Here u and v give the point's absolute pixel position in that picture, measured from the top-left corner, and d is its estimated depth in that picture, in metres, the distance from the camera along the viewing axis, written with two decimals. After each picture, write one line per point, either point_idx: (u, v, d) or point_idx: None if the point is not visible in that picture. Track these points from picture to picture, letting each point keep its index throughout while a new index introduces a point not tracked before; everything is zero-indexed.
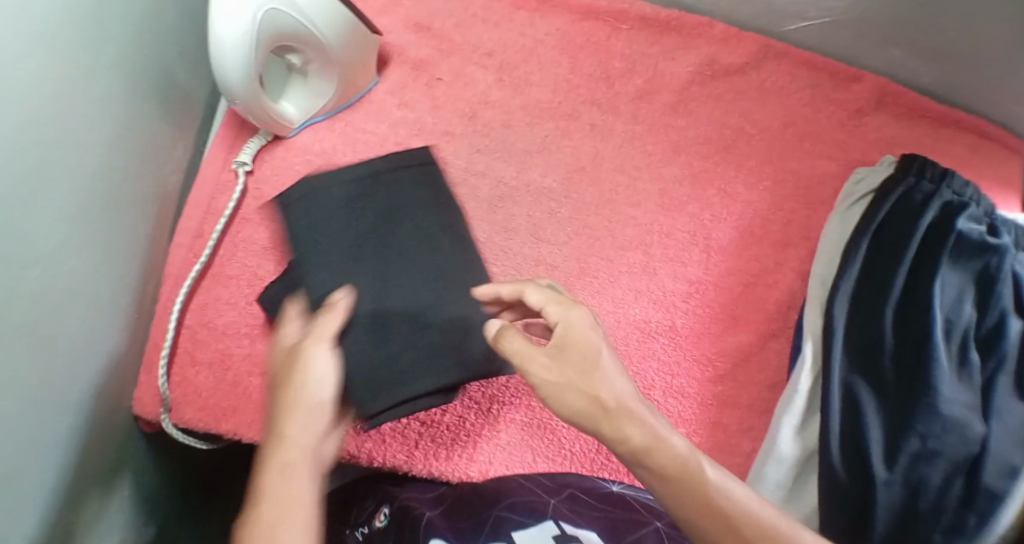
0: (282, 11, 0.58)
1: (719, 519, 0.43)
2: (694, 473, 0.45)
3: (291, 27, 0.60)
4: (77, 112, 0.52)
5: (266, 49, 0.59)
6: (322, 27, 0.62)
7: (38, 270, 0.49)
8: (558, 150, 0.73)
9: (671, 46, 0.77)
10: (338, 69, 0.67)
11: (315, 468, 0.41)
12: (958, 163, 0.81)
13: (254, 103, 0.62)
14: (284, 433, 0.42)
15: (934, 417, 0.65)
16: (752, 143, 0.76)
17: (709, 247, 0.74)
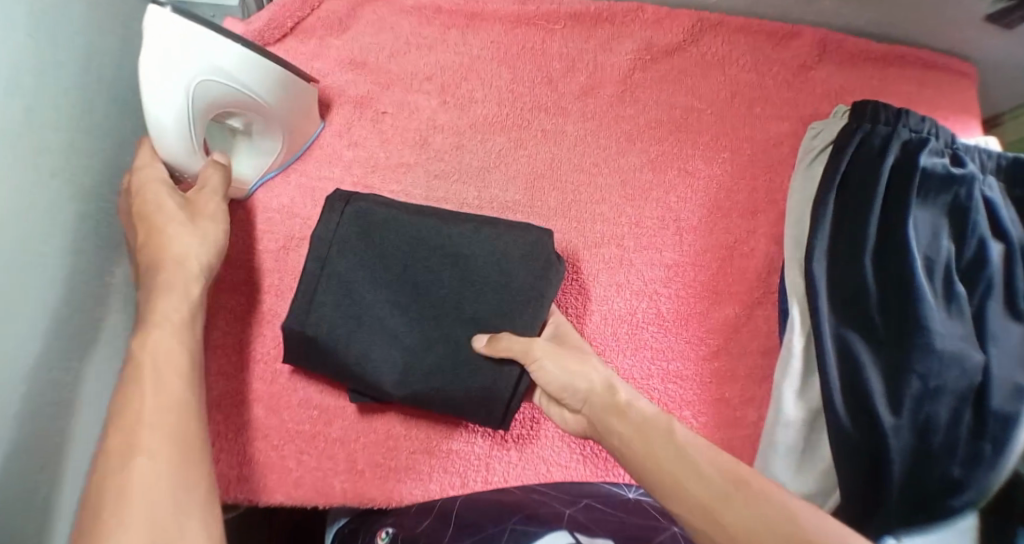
0: (213, 80, 0.58)
1: (680, 452, 0.47)
2: (668, 424, 0.50)
3: (225, 94, 0.59)
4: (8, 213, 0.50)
5: (204, 117, 0.60)
6: (262, 88, 0.61)
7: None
8: (514, 161, 0.73)
9: (607, 38, 0.77)
10: (282, 124, 0.66)
11: (175, 319, 0.52)
12: (909, 99, 0.82)
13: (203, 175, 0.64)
14: (146, 320, 0.51)
15: (930, 355, 0.66)
16: (703, 118, 0.77)
17: (681, 228, 0.74)
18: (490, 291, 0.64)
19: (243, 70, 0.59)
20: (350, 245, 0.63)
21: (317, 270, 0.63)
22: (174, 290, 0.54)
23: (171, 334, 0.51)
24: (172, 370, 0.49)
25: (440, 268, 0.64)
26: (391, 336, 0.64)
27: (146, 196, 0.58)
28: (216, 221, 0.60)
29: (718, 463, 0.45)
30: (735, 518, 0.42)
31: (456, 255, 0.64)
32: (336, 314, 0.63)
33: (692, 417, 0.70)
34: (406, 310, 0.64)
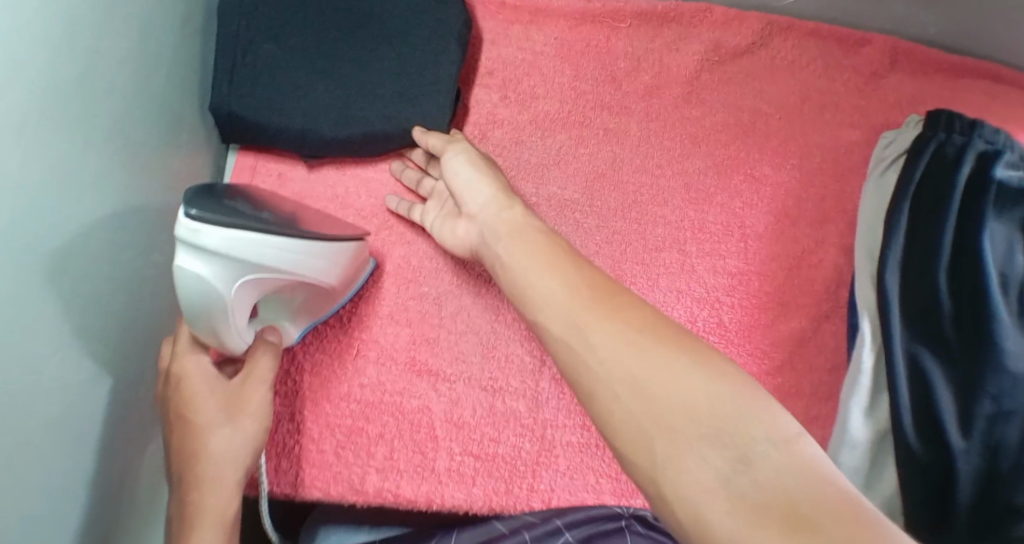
0: (248, 285, 0.50)
1: (568, 276, 0.45)
2: (557, 247, 0.49)
3: (262, 277, 0.51)
4: (82, 182, 0.48)
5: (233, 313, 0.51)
6: (303, 269, 0.53)
7: (61, 356, 0.46)
8: (575, 159, 0.71)
9: (674, 38, 0.74)
10: (325, 268, 0.57)
11: (226, 494, 0.50)
12: (985, 111, 0.79)
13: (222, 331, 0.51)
14: (187, 526, 0.48)
15: (1003, 373, 0.61)
16: (771, 123, 0.74)
17: (746, 235, 0.71)
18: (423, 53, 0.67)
19: (277, 258, 0.50)
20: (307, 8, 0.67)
21: (266, 50, 0.65)
22: (216, 495, 0.50)
23: (219, 529, 0.49)
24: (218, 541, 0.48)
25: (366, 28, 0.67)
26: (297, 113, 0.65)
27: (186, 392, 0.51)
28: (258, 423, 0.54)
29: (597, 287, 0.43)
30: (607, 337, 0.39)
31: (418, 27, 0.67)
32: (262, 82, 0.65)
33: None
34: (346, 80, 0.66)
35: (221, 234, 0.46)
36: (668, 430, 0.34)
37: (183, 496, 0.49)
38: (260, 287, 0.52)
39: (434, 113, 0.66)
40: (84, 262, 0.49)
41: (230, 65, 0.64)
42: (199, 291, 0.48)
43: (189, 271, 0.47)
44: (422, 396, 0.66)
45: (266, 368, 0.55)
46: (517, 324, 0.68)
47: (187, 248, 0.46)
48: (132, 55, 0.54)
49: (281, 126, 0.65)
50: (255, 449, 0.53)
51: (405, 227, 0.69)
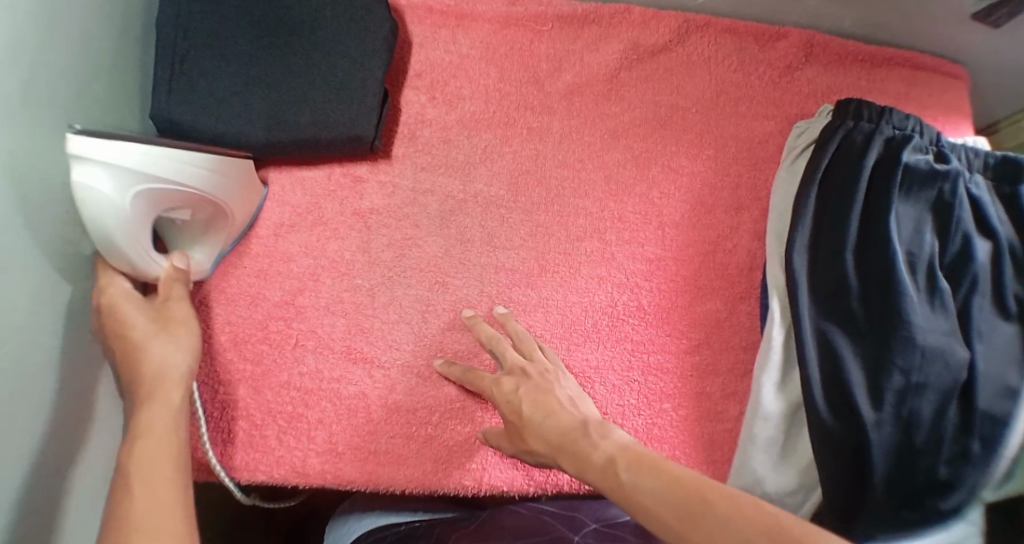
0: (149, 188, 0.59)
1: (655, 479, 0.52)
2: (618, 459, 0.55)
3: (156, 186, 0.59)
4: (27, 187, 0.53)
5: (139, 213, 0.59)
6: (188, 179, 0.62)
7: (13, 347, 0.52)
8: (500, 157, 0.75)
9: (594, 39, 0.78)
10: (219, 186, 0.66)
11: (174, 386, 0.56)
12: (897, 100, 0.83)
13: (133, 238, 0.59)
14: (139, 414, 0.54)
15: (913, 349, 0.66)
16: (688, 116, 0.78)
17: (663, 224, 0.75)
18: (349, 57, 0.72)
19: (158, 167, 0.59)
20: (242, 15, 0.70)
21: (206, 56, 0.69)
22: (162, 386, 0.56)
23: (167, 412, 0.54)
24: (173, 423, 0.54)
25: (296, 34, 0.71)
26: (239, 118, 0.69)
27: (117, 316, 0.58)
28: (188, 325, 0.61)
29: (685, 488, 0.50)
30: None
31: (343, 35, 0.72)
32: (199, 87, 0.69)
33: (673, 409, 0.71)
34: (280, 84, 0.70)
35: (101, 144, 0.54)
36: None
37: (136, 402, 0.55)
38: (158, 196, 0.60)
39: (364, 116, 0.71)
40: (27, 260, 0.54)
41: (170, 72, 0.68)
42: (99, 199, 0.56)
43: (85, 181, 0.55)
44: (358, 383, 0.70)
45: (179, 289, 0.64)
46: (447, 313, 0.72)
47: (83, 164, 0.54)
48: (73, 73, 0.59)
49: (222, 130, 0.69)
50: (189, 347, 0.59)
51: (339, 222, 0.73)
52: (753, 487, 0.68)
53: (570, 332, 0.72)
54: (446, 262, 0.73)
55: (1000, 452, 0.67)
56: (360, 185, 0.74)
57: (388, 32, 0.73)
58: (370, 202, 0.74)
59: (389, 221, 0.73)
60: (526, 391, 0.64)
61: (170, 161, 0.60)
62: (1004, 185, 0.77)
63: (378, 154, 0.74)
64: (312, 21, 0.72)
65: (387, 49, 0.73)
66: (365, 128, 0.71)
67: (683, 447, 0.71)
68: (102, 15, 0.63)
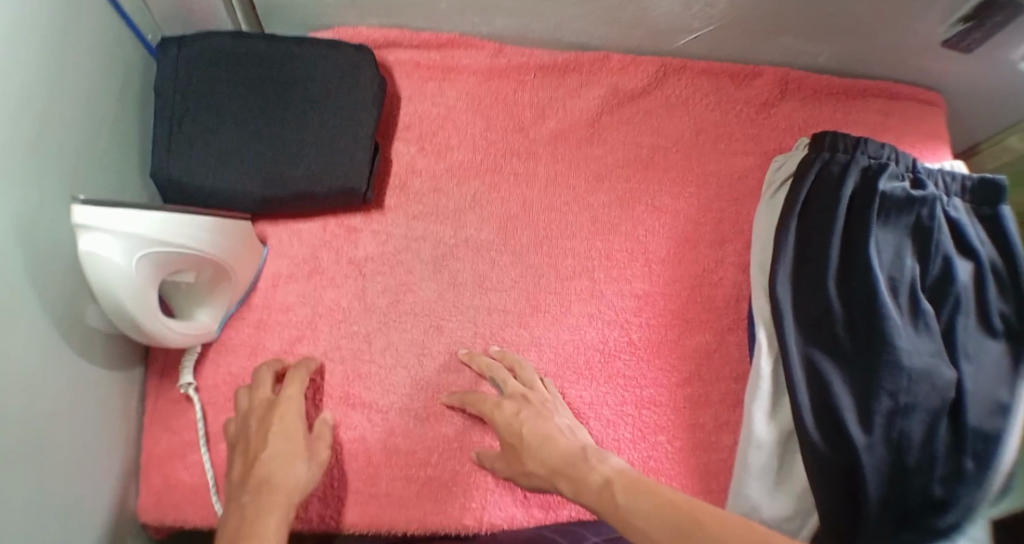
0: (158, 252, 0.62)
1: (648, 500, 0.51)
2: (614, 481, 0.55)
3: (165, 251, 0.63)
4: (36, 246, 0.56)
5: (149, 278, 0.62)
6: (189, 240, 0.64)
7: (18, 401, 0.54)
8: (489, 203, 0.78)
9: (576, 86, 0.82)
10: (223, 246, 0.69)
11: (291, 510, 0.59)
12: (874, 130, 0.86)
13: (143, 304, 0.62)
14: (253, 520, 0.57)
15: (900, 372, 0.68)
16: (668, 156, 0.81)
17: (649, 260, 0.77)
18: (340, 112, 0.75)
19: (169, 233, 0.62)
20: (236, 76, 0.74)
21: (202, 118, 0.73)
22: (281, 500, 0.59)
23: (278, 524, 0.57)
24: (275, 537, 0.56)
25: (289, 93, 0.75)
26: (235, 174, 0.73)
27: (275, 433, 0.64)
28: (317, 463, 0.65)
29: (678, 508, 0.49)
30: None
31: (332, 92, 0.76)
32: (197, 147, 0.72)
33: (667, 441, 0.72)
34: (274, 141, 0.74)
35: (111, 214, 0.58)
36: None
37: (247, 513, 0.57)
38: (166, 260, 0.64)
39: (355, 168, 0.74)
40: (36, 315, 0.57)
41: (170, 134, 0.72)
42: (110, 267, 0.59)
43: (97, 250, 0.58)
44: (357, 427, 0.72)
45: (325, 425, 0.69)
46: (442, 355, 0.74)
47: (96, 234, 0.58)
48: (75, 137, 0.63)
49: (220, 187, 0.72)
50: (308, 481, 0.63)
51: (335, 271, 0.76)
52: (751, 514, 0.69)
53: (563, 370, 0.73)
54: (440, 305, 0.75)
55: (994, 468, 0.68)
56: (354, 235, 0.77)
57: (377, 87, 0.77)
58: (365, 251, 0.76)
59: (383, 268, 0.76)
60: (527, 415, 0.66)
61: (178, 227, 0.63)
62: (983, 206, 0.78)
63: (372, 204, 0.77)
64: (305, 82, 0.76)
65: (377, 103, 0.77)
66: (355, 178, 0.74)
67: (679, 479, 0.71)
68: (102, 83, 0.67)
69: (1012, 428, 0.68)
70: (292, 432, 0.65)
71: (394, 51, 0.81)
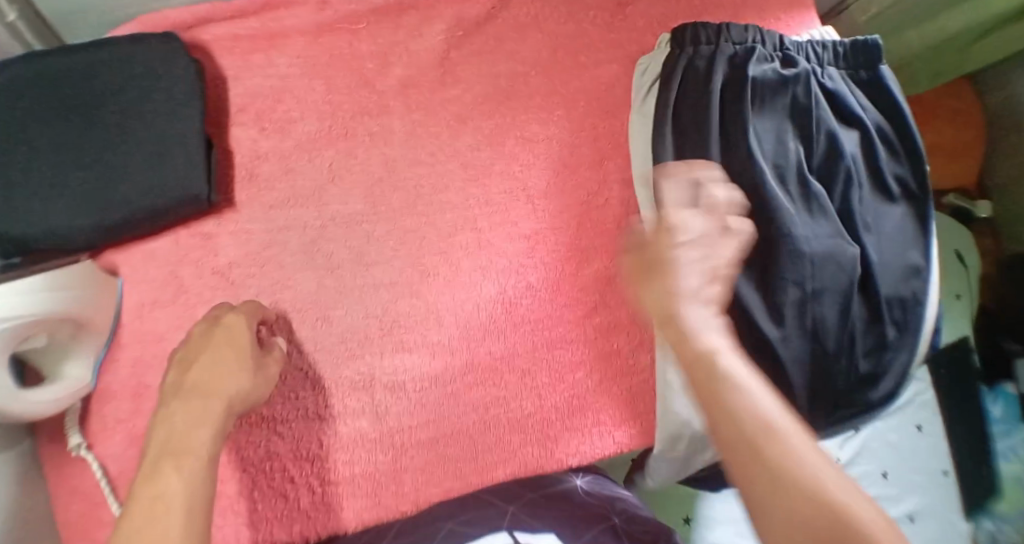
0: (5, 332, 0.56)
1: (725, 405, 0.44)
2: (685, 331, 0.50)
3: (14, 328, 0.57)
4: None
5: (3, 359, 0.57)
6: (37, 307, 0.58)
7: None
8: (349, 173, 0.71)
9: (415, 24, 0.75)
10: (77, 299, 0.63)
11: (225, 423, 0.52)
12: (737, 7, 0.81)
13: (5, 388, 0.57)
14: (176, 424, 0.49)
15: (801, 260, 0.66)
16: (529, 81, 0.75)
17: (531, 197, 0.73)
18: (161, 114, 0.68)
19: (9, 308, 0.57)
20: (33, 100, 0.66)
21: (2, 156, 0.64)
22: (210, 402, 0.52)
23: (207, 429, 0.50)
24: (202, 435, 0.49)
25: (98, 107, 0.67)
26: (58, 210, 0.65)
27: (212, 343, 0.57)
28: (263, 388, 0.59)
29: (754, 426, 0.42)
30: (750, 475, 0.41)
31: (144, 93, 0.68)
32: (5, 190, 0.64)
33: (586, 377, 0.70)
34: (93, 164, 0.66)
35: None
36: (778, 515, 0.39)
37: (171, 413, 0.51)
38: (17, 336, 0.58)
39: (191, 173, 0.67)
40: None
41: None
42: None
43: None
44: (264, 444, 0.66)
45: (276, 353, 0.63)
46: (336, 346, 0.69)
47: None
48: None
49: (43, 228, 0.64)
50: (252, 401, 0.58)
51: (200, 286, 0.69)
52: (682, 431, 0.68)
53: (469, 332, 0.70)
54: (322, 295, 0.69)
55: (915, 331, 0.69)
56: (211, 242, 0.70)
57: (193, 75, 0.69)
58: (227, 257, 0.70)
59: (251, 270, 0.69)
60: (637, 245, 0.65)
61: (20, 298, 0.57)
62: (861, 70, 0.76)
63: (223, 206, 0.70)
64: (113, 89, 0.67)
65: (199, 94, 0.69)
66: (192, 183, 0.67)
67: (604, 411, 0.70)
68: None
69: (924, 289, 0.69)
70: (239, 341, 0.59)
71: (206, 29, 0.73)
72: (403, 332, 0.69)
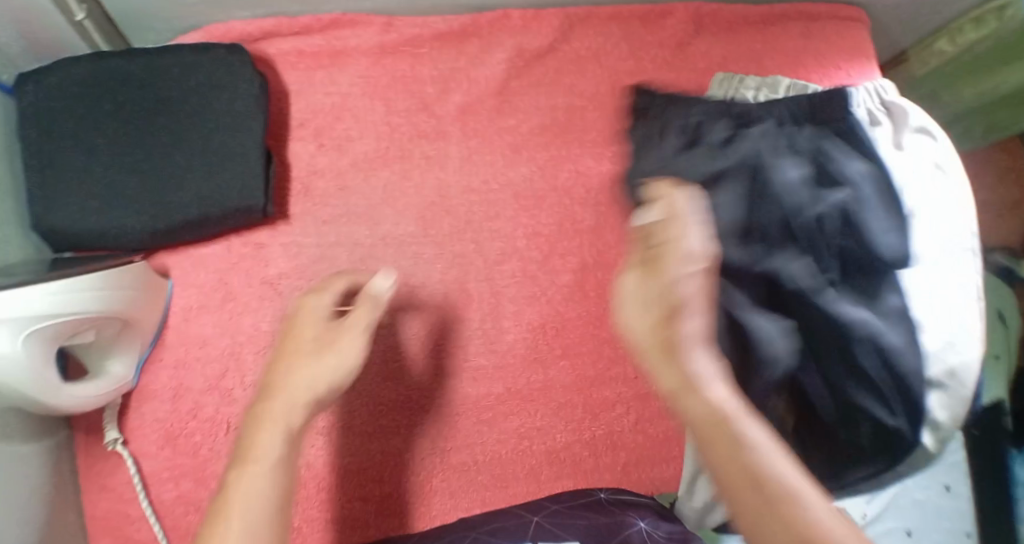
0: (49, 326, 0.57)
1: (709, 406, 0.44)
2: (700, 419, 0.44)
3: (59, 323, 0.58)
4: None
5: (46, 354, 0.58)
6: (83, 304, 0.59)
7: None
8: (402, 194, 0.72)
9: (477, 51, 0.76)
10: (124, 298, 0.64)
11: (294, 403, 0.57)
12: (799, 54, 0.81)
13: (45, 381, 0.58)
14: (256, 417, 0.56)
15: None
16: (586, 115, 0.76)
17: (580, 230, 0.73)
18: (223, 124, 0.69)
19: (57, 304, 0.57)
20: (102, 103, 0.68)
21: (72, 156, 0.67)
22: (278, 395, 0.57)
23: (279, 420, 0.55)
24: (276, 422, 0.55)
25: (163, 112, 0.69)
26: (120, 211, 0.67)
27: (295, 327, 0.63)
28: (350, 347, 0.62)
29: (713, 418, 0.43)
30: (737, 505, 0.40)
31: (209, 102, 0.69)
32: (72, 188, 0.66)
33: (623, 415, 0.70)
34: (155, 168, 0.68)
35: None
36: (742, 486, 0.40)
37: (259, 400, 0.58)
38: (61, 332, 0.59)
39: (249, 184, 0.68)
40: None
41: (42, 178, 0.66)
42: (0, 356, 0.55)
43: None
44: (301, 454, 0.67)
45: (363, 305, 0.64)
46: (377, 365, 0.69)
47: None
48: None
49: (105, 226, 0.67)
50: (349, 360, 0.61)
51: (250, 295, 0.70)
52: None
53: (509, 361, 0.70)
54: None
55: None
56: (263, 252, 0.71)
57: (260, 87, 0.70)
58: (277, 267, 0.71)
59: (301, 283, 0.70)
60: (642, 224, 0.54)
61: (68, 295, 0.58)
62: None
63: (277, 217, 0.72)
64: (179, 95, 0.69)
65: (263, 105, 0.70)
66: (248, 195, 0.68)
67: (639, 452, 0.70)
68: None
69: None
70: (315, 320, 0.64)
71: (274, 42, 0.74)
72: (441, 355, 0.70)
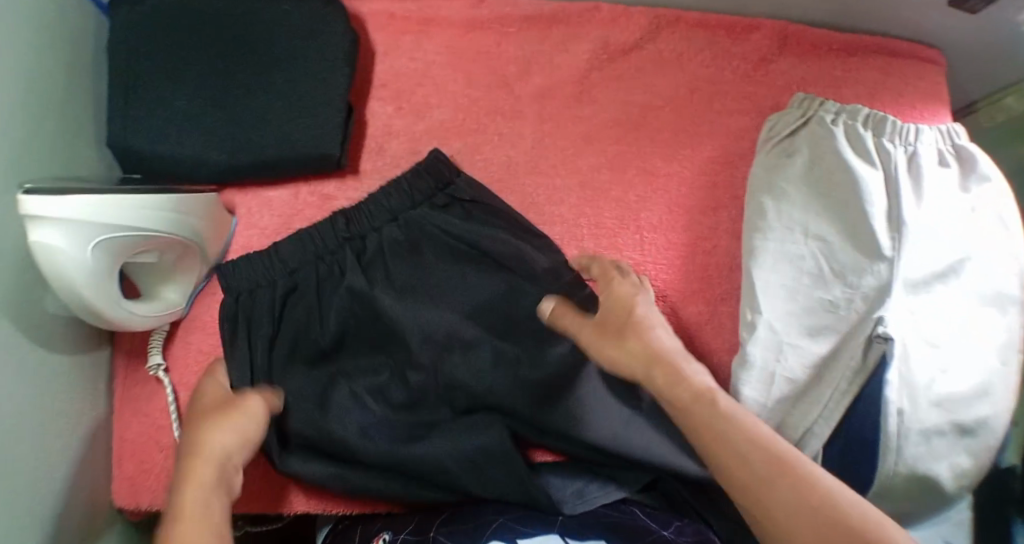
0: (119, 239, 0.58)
1: (674, 384, 0.50)
2: (680, 390, 0.50)
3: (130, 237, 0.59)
4: None
5: (112, 266, 0.59)
6: (154, 223, 0.60)
7: None
8: (470, 166, 0.73)
9: (563, 39, 0.77)
10: (191, 224, 0.65)
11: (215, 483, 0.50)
12: (877, 87, 0.81)
13: (109, 294, 0.59)
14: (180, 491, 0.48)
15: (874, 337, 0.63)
16: (661, 116, 0.77)
17: (641, 227, 0.73)
18: (309, 71, 0.70)
19: (130, 217, 0.58)
20: (194, 34, 0.69)
21: (160, 81, 0.68)
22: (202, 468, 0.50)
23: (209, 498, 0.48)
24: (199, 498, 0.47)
25: (251, 53, 0.70)
26: (198, 142, 0.68)
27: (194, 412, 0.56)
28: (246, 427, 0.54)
29: (690, 392, 0.49)
30: (721, 454, 0.46)
31: (297, 50, 0.70)
32: (155, 113, 0.68)
33: None
34: (237, 106, 0.69)
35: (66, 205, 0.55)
36: (737, 456, 0.45)
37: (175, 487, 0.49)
38: (129, 246, 0.59)
39: (326, 134, 0.69)
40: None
41: (128, 99, 0.67)
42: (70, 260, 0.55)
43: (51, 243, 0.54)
44: None
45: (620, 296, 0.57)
46: None
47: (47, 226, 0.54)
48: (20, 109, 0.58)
49: (182, 155, 0.68)
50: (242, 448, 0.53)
51: None
52: None
53: None
54: None
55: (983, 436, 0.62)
56: (328, 203, 0.72)
57: (351, 43, 0.72)
58: None
59: None
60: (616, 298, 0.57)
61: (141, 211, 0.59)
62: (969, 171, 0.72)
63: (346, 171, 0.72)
64: (269, 39, 0.70)
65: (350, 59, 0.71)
66: (324, 145, 0.69)
67: None
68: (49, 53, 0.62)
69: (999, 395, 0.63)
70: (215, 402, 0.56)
71: (367, 3, 0.76)
72: None
